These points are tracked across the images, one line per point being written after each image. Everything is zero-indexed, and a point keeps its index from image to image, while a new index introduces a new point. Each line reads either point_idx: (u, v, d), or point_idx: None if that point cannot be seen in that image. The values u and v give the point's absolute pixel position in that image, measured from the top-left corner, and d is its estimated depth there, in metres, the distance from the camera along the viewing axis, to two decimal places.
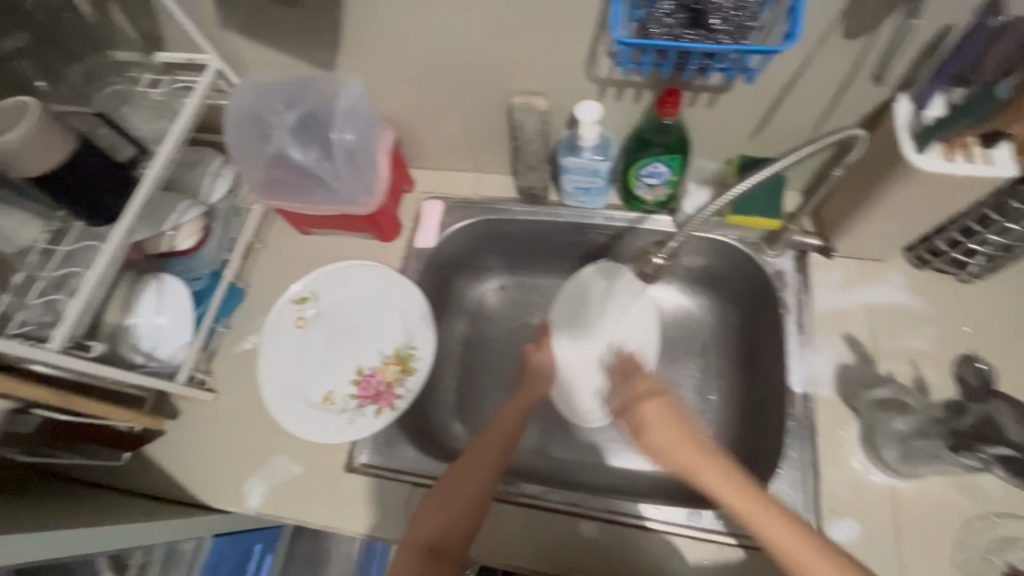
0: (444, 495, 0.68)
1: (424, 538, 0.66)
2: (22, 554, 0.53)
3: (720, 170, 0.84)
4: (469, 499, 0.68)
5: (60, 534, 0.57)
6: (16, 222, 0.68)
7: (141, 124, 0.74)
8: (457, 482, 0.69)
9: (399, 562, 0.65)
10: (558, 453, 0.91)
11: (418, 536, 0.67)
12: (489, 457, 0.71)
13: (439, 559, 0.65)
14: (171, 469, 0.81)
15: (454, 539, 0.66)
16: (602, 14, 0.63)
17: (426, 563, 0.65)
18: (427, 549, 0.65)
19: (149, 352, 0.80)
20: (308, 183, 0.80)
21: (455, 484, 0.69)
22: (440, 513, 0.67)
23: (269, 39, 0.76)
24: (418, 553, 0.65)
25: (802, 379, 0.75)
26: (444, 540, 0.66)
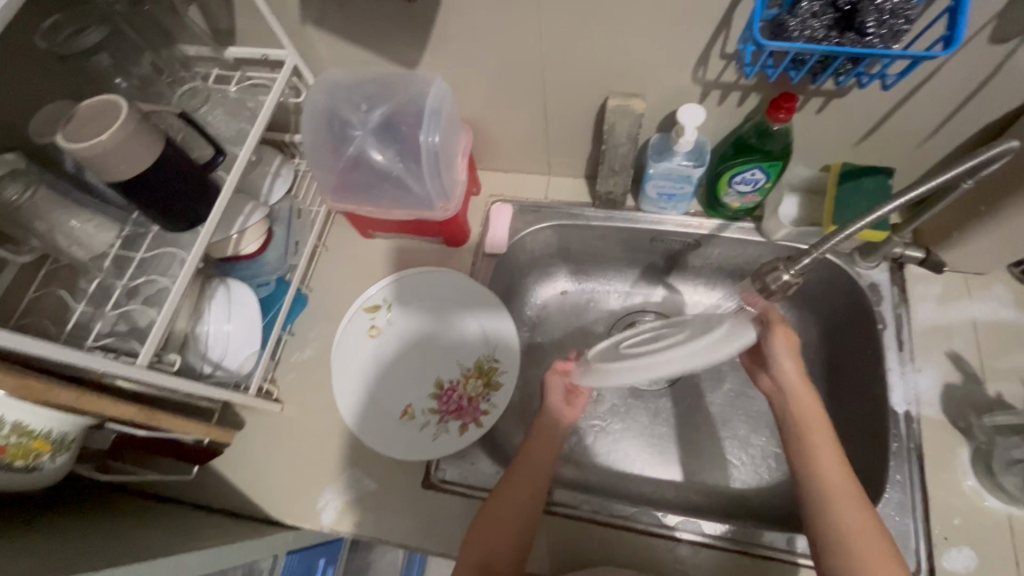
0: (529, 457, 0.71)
1: (472, 559, 0.65)
2: None
3: (814, 177, 0.80)
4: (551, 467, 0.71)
5: (154, 562, 0.54)
6: (92, 227, 0.63)
7: (218, 124, 0.71)
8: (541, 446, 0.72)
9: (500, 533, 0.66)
10: (631, 469, 0.88)
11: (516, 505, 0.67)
12: (538, 482, 0.69)
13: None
14: (240, 484, 0.79)
15: (500, 561, 0.65)
16: (725, 14, 0.59)
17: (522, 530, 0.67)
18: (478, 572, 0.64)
19: (217, 361, 0.75)
20: (390, 186, 0.76)
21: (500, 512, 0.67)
22: (483, 535, 0.66)
23: (355, 35, 0.72)
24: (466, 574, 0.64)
25: (905, 399, 0.72)
26: (493, 562, 0.65)
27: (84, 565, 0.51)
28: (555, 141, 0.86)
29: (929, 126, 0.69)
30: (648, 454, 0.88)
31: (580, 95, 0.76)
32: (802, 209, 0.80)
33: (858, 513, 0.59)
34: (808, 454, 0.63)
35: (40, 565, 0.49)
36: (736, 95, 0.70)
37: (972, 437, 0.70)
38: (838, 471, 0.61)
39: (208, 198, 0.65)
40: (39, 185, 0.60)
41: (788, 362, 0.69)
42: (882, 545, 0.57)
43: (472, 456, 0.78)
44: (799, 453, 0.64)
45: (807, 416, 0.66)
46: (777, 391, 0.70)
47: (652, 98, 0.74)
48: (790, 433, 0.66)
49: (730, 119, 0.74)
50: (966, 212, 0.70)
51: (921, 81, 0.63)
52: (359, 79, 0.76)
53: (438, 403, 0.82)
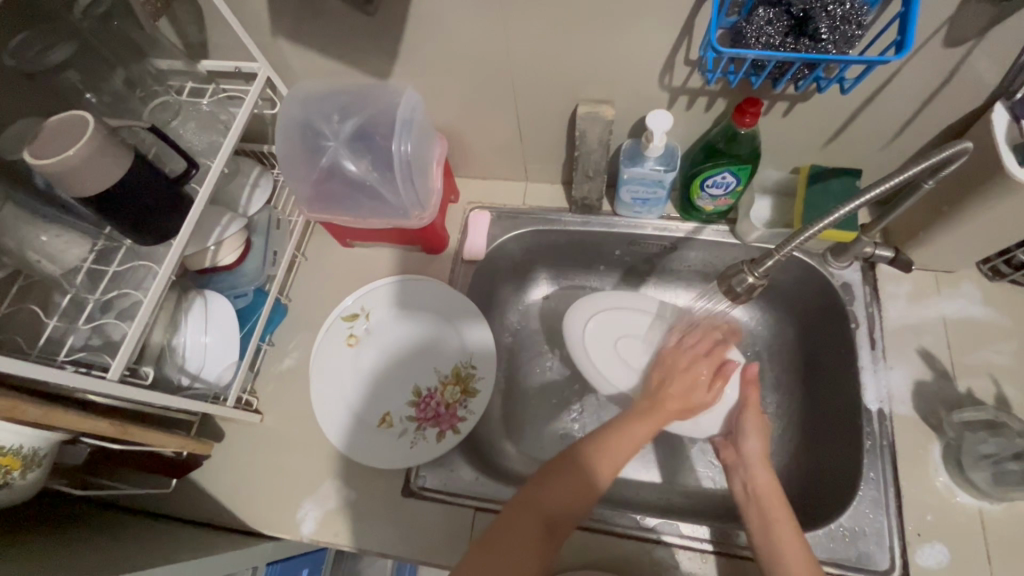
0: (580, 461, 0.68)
1: (543, 511, 0.64)
2: None
3: (786, 179, 0.82)
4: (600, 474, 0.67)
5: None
6: (63, 242, 0.63)
7: (190, 136, 0.72)
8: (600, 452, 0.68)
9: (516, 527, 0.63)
10: (613, 472, 0.88)
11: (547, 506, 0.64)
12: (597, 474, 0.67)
13: (553, 536, 0.63)
14: (220, 496, 0.78)
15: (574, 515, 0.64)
16: (686, 21, 0.60)
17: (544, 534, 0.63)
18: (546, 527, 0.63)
19: (195, 373, 0.76)
20: (365, 195, 0.77)
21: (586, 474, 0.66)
22: (562, 487, 0.65)
23: (325, 46, 0.73)
24: (535, 526, 0.63)
25: (878, 397, 0.73)
26: (563, 519, 0.64)
27: None
28: (530, 148, 0.86)
29: (893, 128, 0.70)
30: (630, 455, 0.89)
31: (551, 103, 0.76)
32: (775, 210, 0.81)
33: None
34: (769, 530, 0.64)
35: None
36: (703, 100, 0.71)
37: (942, 433, 0.71)
38: (789, 528, 0.63)
39: (180, 211, 0.65)
40: (8, 202, 0.61)
41: (751, 442, 0.73)
42: None
43: (452, 462, 0.79)
44: (762, 527, 0.64)
45: (769, 493, 0.67)
46: (740, 465, 0.72)
47: (622, 105, 0.75)
48: (753, 507, 0.67)
49: (699, 124, 0.75)
50: (931, 212, 0.71)
51: (881, 84, 0.64)
52: (332, 90, 0.77)
53: (416, 411, 0.82)
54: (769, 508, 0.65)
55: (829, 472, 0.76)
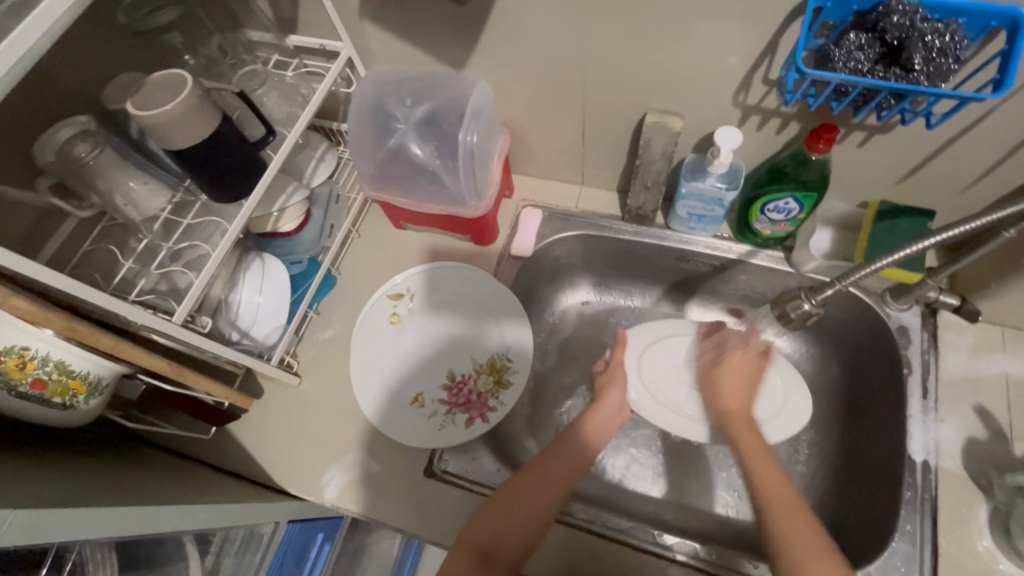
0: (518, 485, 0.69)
1: (474, 541, 0.66)
2: (138, 525, 0.53)
3: (851, 213, 0.79)
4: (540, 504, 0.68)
5: (169, 509, 0.57)
6: (148, 191, 0.68)
7: (271, 105, 0.75)
8: (541, 473, 0.71)
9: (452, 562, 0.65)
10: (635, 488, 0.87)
11: (473, 538, 0.66)
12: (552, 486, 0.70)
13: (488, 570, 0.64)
14: (253, 450, 0.82)
15: (506, 550, 0.65)
16: (771, 40, 0.59)
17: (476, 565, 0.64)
18: (480, 554, 0.65)
19: (245, 330, 0.79)
20: (425, 179, 0.79)
21: (513, 511, 0.67)
22: (496, 519, 0.66)
23: (406, 31, 0.75)
24: (467, 557, 0.65)
25: (924, 448, 0.70)
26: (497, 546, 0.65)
27: (108, 500, 0.54)
28: (590, 152, 0.87)
29: (977, 169, 0.67)
30: (645, 471, 0.88)
31: (619, 109, 0.77)
32: (834, 244, 0.79)
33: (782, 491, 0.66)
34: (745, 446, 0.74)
35: (65, 495, 0.52)
36: (776, 122, 0.69)
37: (991, 496, 0.67)
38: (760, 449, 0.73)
39: (255, 174, 0.68)
40: (106, 147, 0.65)
41: (733, 396, 0.81)
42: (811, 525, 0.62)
43: (476, 450, 0.80)
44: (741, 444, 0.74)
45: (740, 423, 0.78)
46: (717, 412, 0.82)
47: (691, 118, 0.74)
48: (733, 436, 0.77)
49: (768, 146, 0.74)
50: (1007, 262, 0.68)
51: (970, 122, 0.61)
52: (408, 75, 0.79)
53: (448, 394, 0.84)
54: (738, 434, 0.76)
55: (862, 518, 0.73)
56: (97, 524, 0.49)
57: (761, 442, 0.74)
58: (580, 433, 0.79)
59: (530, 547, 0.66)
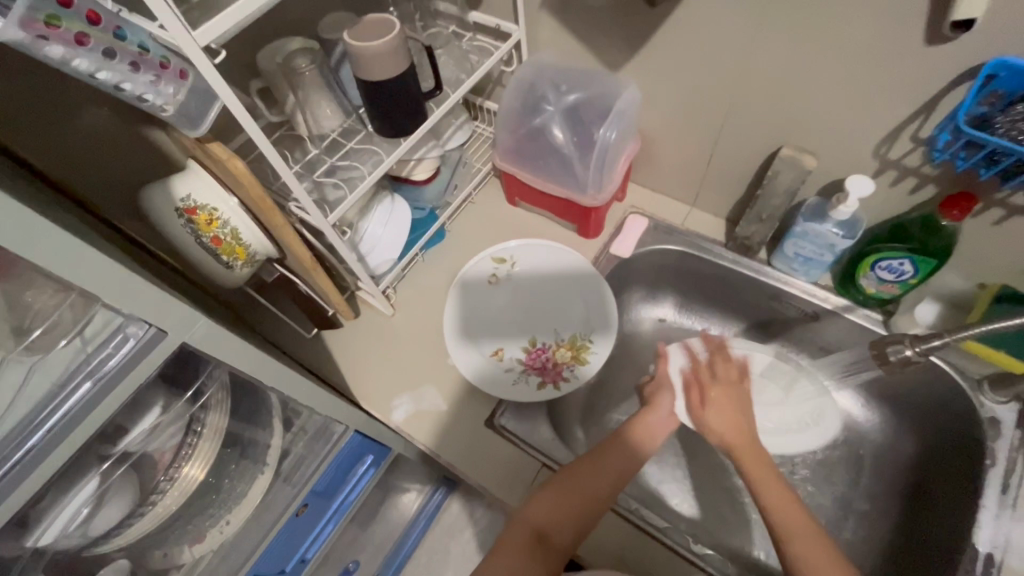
0: (572, 473, 0.71)
1: (530, 523, 0.68)
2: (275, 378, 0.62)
3: (965, 291, 0.78)
4: (593, 497, 0.70)
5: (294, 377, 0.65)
6: (328, 112, 0.78)
7: (443, 67, 0.85)
8: (597, 464, 0.72)
9: (508, 536, 0.68)
10: (673, 506, 0.93)
11: (529, 518, 0.68)
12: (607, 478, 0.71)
13: (543, 549, 0.67)
14: (339, 360, 0.91)
15: (561, 532, 0.67)
16: (932, 100, 0.61)
17: (530, 546, 0.67)
18: (535, 535, 0.67)
19: (365, 254, 0.88)
20: (558, 160, 0.86)
21: (566, 496, 0.69)
22: (549, 504, 0.69)
23: (576, 28, 0.82)
24: (523, 536, 0.68)
25: (990, 541, 0.67)
26: (550, 531, 0.67)
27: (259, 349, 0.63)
28: (711, 176, 0.91)
29: None
30: (679, 487, 0.95)
31: (754, 139, 0.80)
32: (939, 318, 0.78)
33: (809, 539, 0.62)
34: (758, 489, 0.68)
35: None
36: (911, 182, 0.71)
37: None
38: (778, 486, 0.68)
39: (418, 118, 0.78)
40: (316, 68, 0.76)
41: (718, 415, 0.79)
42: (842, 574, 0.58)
43: (535, 417, 0.84)
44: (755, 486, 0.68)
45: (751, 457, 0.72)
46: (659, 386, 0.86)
47: (823, 162, 0.76)
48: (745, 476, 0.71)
49: (895, 205, 0.75)
50: None
51: None
52: (566, 66, 0.87)
53: (526, 356, 0.89)
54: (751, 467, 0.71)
55: None
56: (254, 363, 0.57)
57: (771, 470, 0.71)
58: (626, 437, 0.78)
59: (586, 529, 0.69)
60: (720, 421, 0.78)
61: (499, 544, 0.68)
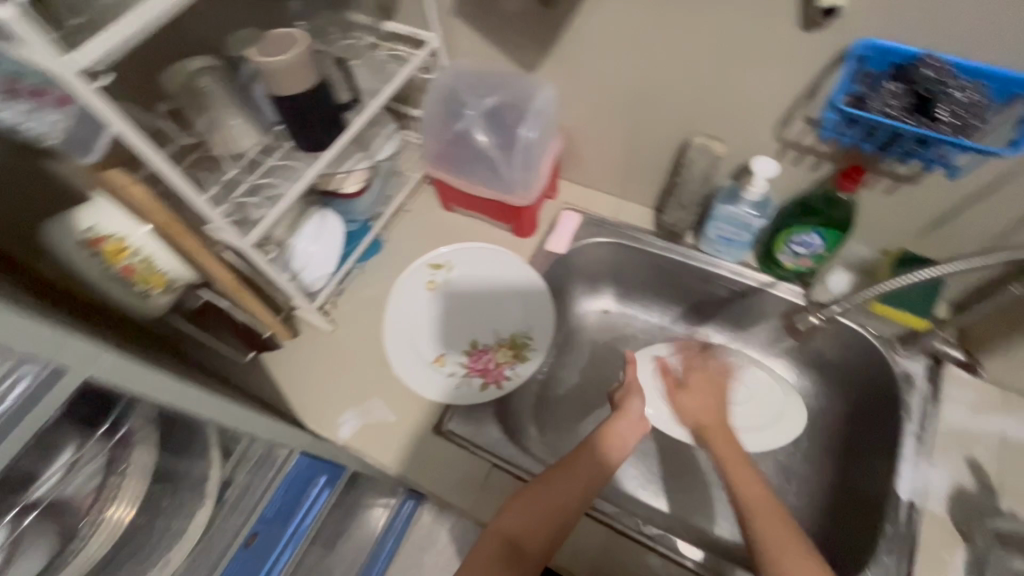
0: (546, 481, 0.71)
1: (504, 532, 0.68)
2: (201, 406, 0.61)
3: (869, 257, 0.85)
4: (568, 501, 0.70)
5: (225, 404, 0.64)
6: (242, 129, 0.76)
7: (360, 78, 0.84)
8: (573, 470, 0.73)
9: (479, 548, 0.68)
10: (636, 494, 0.93)
11: (501, 528, 0.69)
12: (582, 482, 0.72)
13: (515, 558, 0.67)
14: (279, 382, 0.89)
15: (534, 542, 0.67)
16: (817, 82, 0.66)
17: (504, 556, 0.67)
18: (507, 543, 0.68)
19: (297, 271, 0.87)
20: (484, 162, 0.88)
21: (541, 503, 0.69)
22: (525, 514, 0.69)
23: (489, 32, 0.84)
24: (496, 545, 0.68)
25: (911, 488, 0.72)
26: (525, 540, 0.68)
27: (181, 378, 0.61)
28: (634, 167, 0.94)
29: (996, 230, 0.71)
30: (639, 473, 0.94)
31: (669, 129, 0.83)
32: (851, 286, 0.85)
33: (763, 506, 0.67)
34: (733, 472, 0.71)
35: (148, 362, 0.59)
36: (811, 160, 0.75)
37: (971, 543, 0.69)
38: (747, 476, 0.71)
39: (336, 130, 0.77)
40: (224, 81, 0.75)
41: (696, 401, 0.88)
42: (802, 550, 0.62)
43: (483, 419, 0.84)
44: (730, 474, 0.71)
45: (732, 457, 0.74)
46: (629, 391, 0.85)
47: (732, 147, 0.80)
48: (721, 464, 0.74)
49: (800, 182, 0.79)
50: (1014, 322, 0.71)
51: (990, 184, 0.66)
52: (484, 70, 0.88)
53: (468, 359, 0.90)
54: (730, 462, 0.73)
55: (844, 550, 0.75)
56: (172, 391, 0.55)
57: (738, 453, 0.75)
58: (594, 446, 0.77)
59: (558, 537, 0.69)
60: (694, 398, 0.88)
61: (471, 556, 0.68)
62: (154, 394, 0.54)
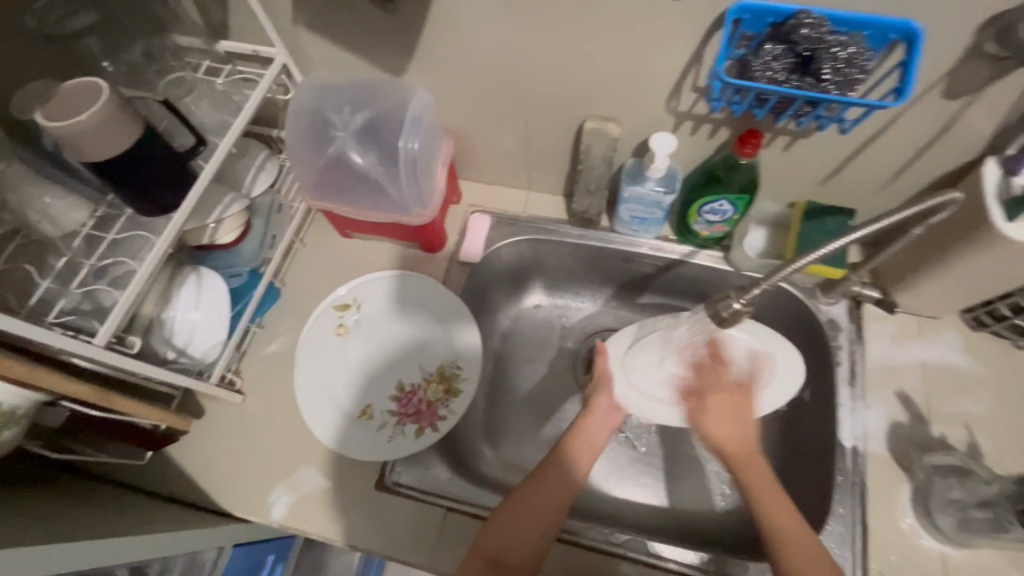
0: (525, 494, 0.66)
1: (486, 547, 0.63)
2: (72, 559, 0.51)
3: (779, 212, 0.83)
4: (550, 509, 0.65)
5: (108, 544, 0.55)
6: (64, 205, 0.63)
7: (202, 114, 0.72)
8: (555, 481, 0.67)
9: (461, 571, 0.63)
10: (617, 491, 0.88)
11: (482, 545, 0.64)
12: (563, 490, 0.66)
13: None
14: (192, 473, 0.78)
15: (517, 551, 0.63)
16: (700, 48, 0.62)
17: None
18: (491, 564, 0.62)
19: (182, 348, 0.75)
20: (367, 187, 0.78)
21: (524, 520, 0.64)
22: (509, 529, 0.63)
23: (342, 39, 0.74)
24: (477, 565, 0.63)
25: (852, 434, 0.74)
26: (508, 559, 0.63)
27: (44, 536, 0.51)
28: (534, 158, 0.88)
29: (891, 168, 0.71)
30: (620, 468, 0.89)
31: (561, 115, 0.77)
32: (769, 242, 0.82)
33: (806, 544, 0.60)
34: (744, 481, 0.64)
35: None
36: (707, 128, 0.72)
37: (913, 475, 0.71)
38: (771, 492, 0.63)
39: (185, 186, 0.65)
40: (14, 161, 0.62)
41: (721, 426, 0.68)
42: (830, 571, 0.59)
43: (428, 460, 0.79)
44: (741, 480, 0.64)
45: (745, 459, 0.65)
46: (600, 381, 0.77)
47: (629, 125, 0.76)
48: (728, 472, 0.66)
49: (701, 150, 0.77)
50: (918, 254, 0.73)
51: (879, 128, 0.65)
52: (347, 81, 0.78)
53: (397, 406, 0.83)
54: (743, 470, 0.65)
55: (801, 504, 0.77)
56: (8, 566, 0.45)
57: (767, 474, 0.65)
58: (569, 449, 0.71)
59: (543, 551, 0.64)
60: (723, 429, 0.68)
61: None
62: None
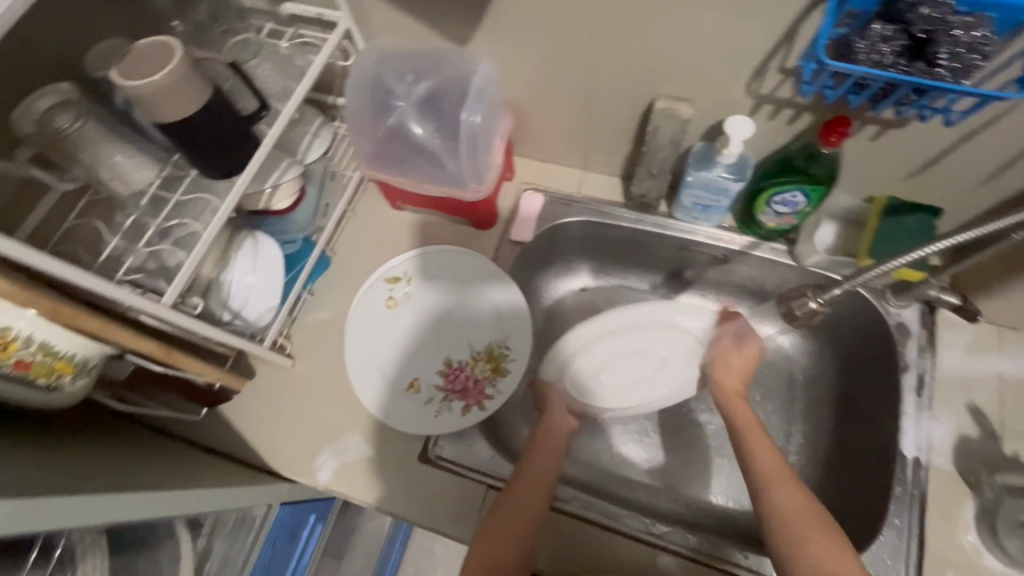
0: (507, 500, 0.68)
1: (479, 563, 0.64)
2: (138, 510, 0.53)
3: (855, 206, 0.78)
4: (528, 512, 0.67)
5: (172, 496, 0.57)
6: (132, 164, 0.64)
7: (265, 78, 0.71)
8: (532, 483, 0.70)
9: None
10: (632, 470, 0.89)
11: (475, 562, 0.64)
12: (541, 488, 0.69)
13: None
14: (243, 432, 0.81)
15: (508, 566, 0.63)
16: (795, 26, 0.57)
17: None
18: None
19: (237, 310, 0.76)
20: (425, 160, 0.77)
21: (509, 526, 0.66)
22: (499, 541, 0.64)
23: (408, 4, 0.71)
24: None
25: (915, 445, 0.70)
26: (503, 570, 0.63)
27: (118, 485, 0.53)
28: (594, 137, 0.84)
29: (990, 167, 0.65)
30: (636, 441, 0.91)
31: (630, 93, 0.74)
32: (838, 237, 0.79)
33: (797, 503, 0.63)
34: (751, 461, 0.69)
35: (64, 482, 0.50)
36: (788, 113, 0.68)
37: (980, 493, 0.68)
38: (784, 474, 0.66)
39: (249, 150, 0.65)
40: (88, 118, 0.61)
41: (731, 378, 0.82)
42: (830, 539, 0.58)
43: (471, 437, 0.79)
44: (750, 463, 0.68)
45: (753, 438, 0.71)
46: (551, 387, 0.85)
47: (702, 106, 0.71)
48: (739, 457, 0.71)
49: (777, 137, 0.72)
50: (1010, 261, 0.68)
51: (985, 122, 0.59)
52: (410, 49, 0.76)
53: (444, 381, 0.83)
54: (754, 444, 0.70)
55: (850, 511, 0.75)
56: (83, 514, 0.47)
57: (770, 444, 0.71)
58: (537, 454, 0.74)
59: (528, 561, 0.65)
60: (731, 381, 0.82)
61: None
62: (66, 521, 0.46)
